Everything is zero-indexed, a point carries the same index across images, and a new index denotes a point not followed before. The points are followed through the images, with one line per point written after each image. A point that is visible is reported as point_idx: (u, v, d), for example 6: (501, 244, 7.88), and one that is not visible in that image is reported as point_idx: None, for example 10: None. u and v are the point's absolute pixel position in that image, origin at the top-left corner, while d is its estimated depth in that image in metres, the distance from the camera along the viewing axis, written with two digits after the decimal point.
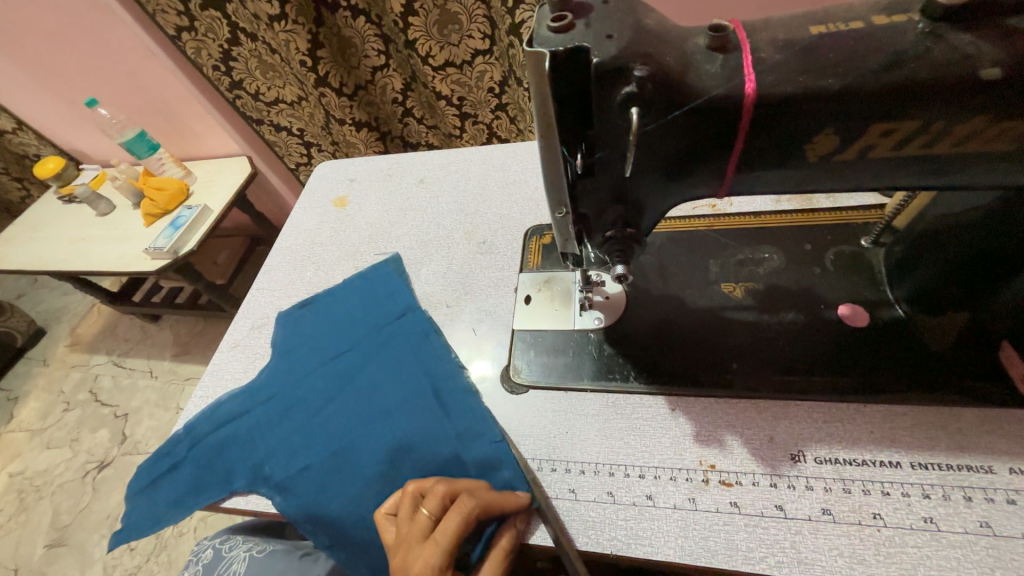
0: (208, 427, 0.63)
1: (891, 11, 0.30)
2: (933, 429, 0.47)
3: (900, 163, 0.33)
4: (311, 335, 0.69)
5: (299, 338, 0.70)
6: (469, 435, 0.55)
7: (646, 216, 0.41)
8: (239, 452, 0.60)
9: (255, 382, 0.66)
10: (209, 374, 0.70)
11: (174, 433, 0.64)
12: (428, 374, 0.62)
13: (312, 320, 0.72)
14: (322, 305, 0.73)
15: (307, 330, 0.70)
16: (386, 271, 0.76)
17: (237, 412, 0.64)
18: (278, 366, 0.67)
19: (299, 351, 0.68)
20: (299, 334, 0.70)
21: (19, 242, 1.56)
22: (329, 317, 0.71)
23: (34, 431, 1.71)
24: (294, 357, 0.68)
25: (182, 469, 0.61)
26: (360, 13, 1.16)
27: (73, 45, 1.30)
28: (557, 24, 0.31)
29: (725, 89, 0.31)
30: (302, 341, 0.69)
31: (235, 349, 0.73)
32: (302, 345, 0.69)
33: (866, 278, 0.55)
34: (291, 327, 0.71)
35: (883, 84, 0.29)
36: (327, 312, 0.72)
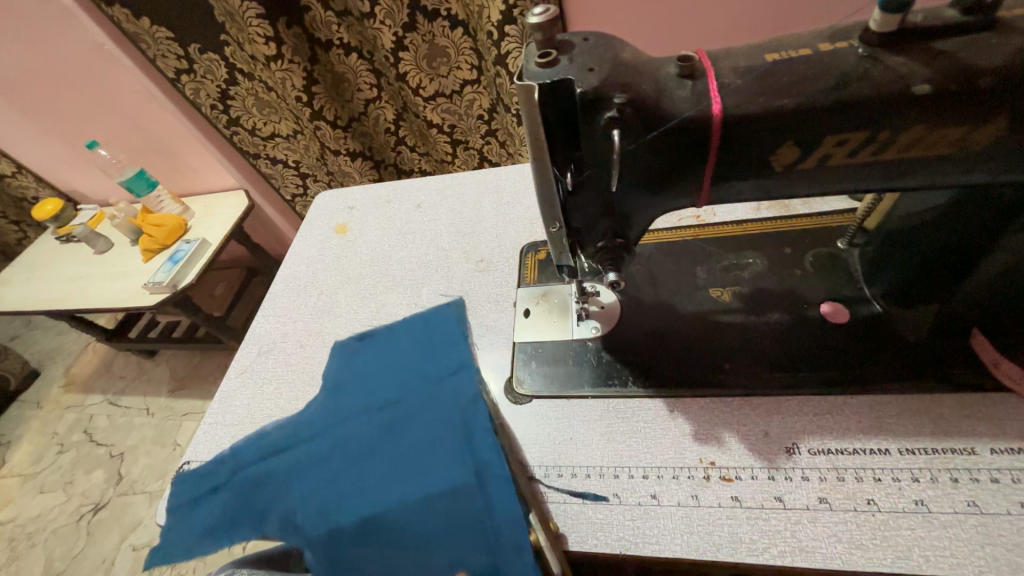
0: (251, 457, 0.63)
1: (835, 39, 0.34)
2: (917, 416, 0.50)
3: (858, 169, 0.37)
4: (362, 381, 0.68)
5: (349, 383, 0.68)
6: (508, 534, 0.51)
7: (634, 228, 0.44)
8: (278, 492, 0.59)
9: (303, 419, 0.66)
10: (248, 401, 0.71)
11: (219, 454, 0.65)
12: (475, 453, 0.57)
13: (363, 363, 0.70)
14: (374, 348, 0.72)
15: (357, 375, 0.69)
16: (443, 316, 0.73)
17: (281, 447, 0.63)
18: (323, 411, 0.66)
19: (346, 397, 0.67)
20: (349, 378, 0.69)
21: (17, 283, 1.57)
22: (381, 362, 0.70)
23: (27, 475, 1.68)
24: (339, 405, 0.66)
25: (217, 495, 0.61)
26: (353, 50, 1.23)
27: (77, 91, 1.35)
28: (543, 61, 0.35)
29: (696, 111, 0.35)
30: (350, 388, 0.68)
31: (277, 380, 0.73)
32: (350, 392, 0.67)
33: (844, 277, 0.59)
34: (345, 364, 0.71)
35: (831, 101, 0.33)
36: (379, 357, 0.71)
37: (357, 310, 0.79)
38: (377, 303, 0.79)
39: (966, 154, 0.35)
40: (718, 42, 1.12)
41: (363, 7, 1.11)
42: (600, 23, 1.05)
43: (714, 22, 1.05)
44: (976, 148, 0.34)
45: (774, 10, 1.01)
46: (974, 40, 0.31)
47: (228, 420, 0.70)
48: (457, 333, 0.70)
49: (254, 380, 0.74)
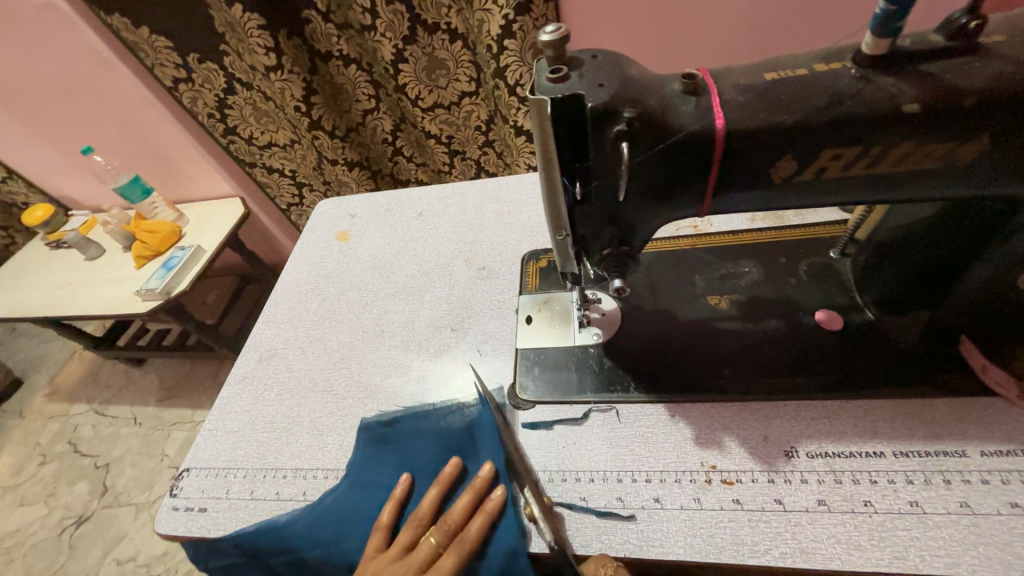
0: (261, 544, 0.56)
1: (829, 60, 0.36)
2: (910, 420, 0.51)
3: (852, 182, 0.39)
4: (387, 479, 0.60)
5: (373, 481, 0.60)
6: None
7: (638, 236, 0.46)
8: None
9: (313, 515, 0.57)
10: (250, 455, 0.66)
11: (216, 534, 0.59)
12: None
13: (390, 454, 0.61)
14: (400, 445, 0.62)
15: (383, 472, 0.60)
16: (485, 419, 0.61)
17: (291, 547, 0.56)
18: (341, 508, 0.58)
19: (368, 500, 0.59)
20: (374, 472, 0.60)
21: (4, 289, 1.55)
22: (411, 462, 0.60)
23: (6, 488, 1.64)
24: (358, 505, 0.58)
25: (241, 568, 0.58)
26: (352, 61, 1.25)
27: (76, 98, 1.36)
28: (554, 76, 0.37)
29: (699, 125, 0.36)
30: (376, 486, 0.59)
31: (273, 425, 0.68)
32: (374, 491, 0.59)
33: (838, 286, 0.61)
34: (370, 454, 0.61)
35: (824, 119, 0.35)
36: (409, 453, 0.61)
37: (355, 316, 0.80)
38: (379, 311, 0.80)
39: (951, 169, 0.37)
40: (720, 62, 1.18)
41: (364, 20, 1.14)
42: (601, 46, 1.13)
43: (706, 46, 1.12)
44: (961, 163, 0.36)
45: (761, 38, 1.09)
46: (957, 64, 0.33)
47: (228, 440, 0.68)
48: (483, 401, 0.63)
49: (252, 392, 0.73)
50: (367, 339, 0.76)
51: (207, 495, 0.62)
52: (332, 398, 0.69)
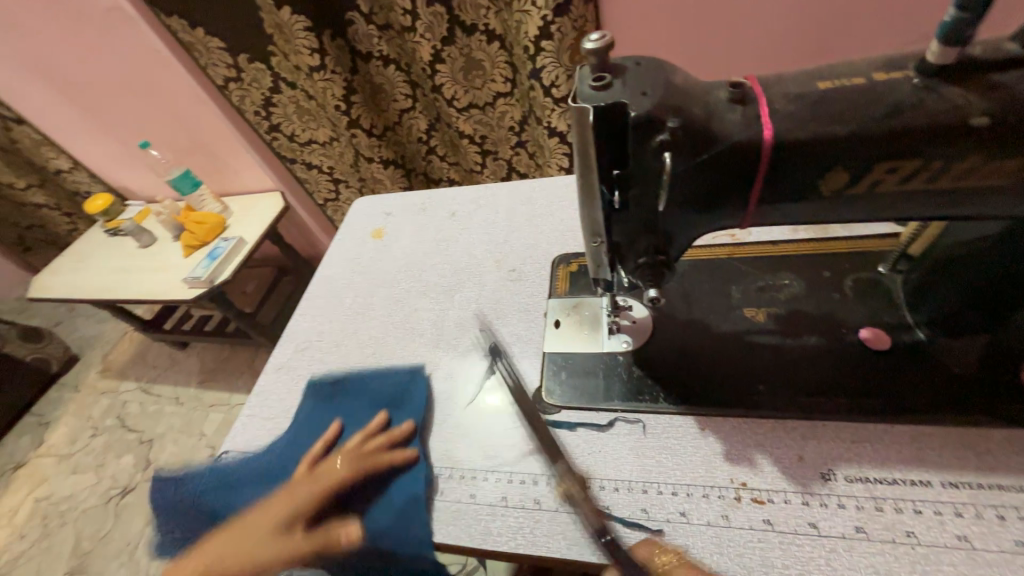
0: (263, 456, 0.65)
1: (889, 68, 0.34)
2: (961, 449, 0.48)
3: (908, 197, 0.37)
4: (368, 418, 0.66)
5: (358, 421, 0.66)
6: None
7: (675, 246, 0.45)
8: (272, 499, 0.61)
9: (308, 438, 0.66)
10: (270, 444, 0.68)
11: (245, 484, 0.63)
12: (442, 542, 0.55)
13: (375, 397, 0.69)
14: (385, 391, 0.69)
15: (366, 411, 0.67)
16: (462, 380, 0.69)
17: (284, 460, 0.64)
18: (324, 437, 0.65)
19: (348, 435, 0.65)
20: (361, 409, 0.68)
21: (68, 272, 1.67)
22: (391, 406, 0.67)
23: (62, 456, 1.77)
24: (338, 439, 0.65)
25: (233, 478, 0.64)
26: (391, 61, 1.28)
27: (137, 96, 1.45)
28: (597, 83, 0.37)
29: (746, 136, 0.36)
30: (357, 422, 0.66)
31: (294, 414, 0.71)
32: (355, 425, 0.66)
33: (885, 303, 0.59)
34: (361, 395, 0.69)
35: (881, 130, 0.33)
36: (391, 398, 0.68)
37: (384, 313, 0.82)
38: (409, 308, 0.82)
39: (1021, 185, 0.35)
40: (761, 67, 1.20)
41: (405, 22, 1.16)
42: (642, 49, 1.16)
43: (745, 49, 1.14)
44: None
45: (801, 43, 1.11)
46: None
47: (257, 428, 0.71)
48: (500, 410, 0.64)
49: (284, 383, 0.76)
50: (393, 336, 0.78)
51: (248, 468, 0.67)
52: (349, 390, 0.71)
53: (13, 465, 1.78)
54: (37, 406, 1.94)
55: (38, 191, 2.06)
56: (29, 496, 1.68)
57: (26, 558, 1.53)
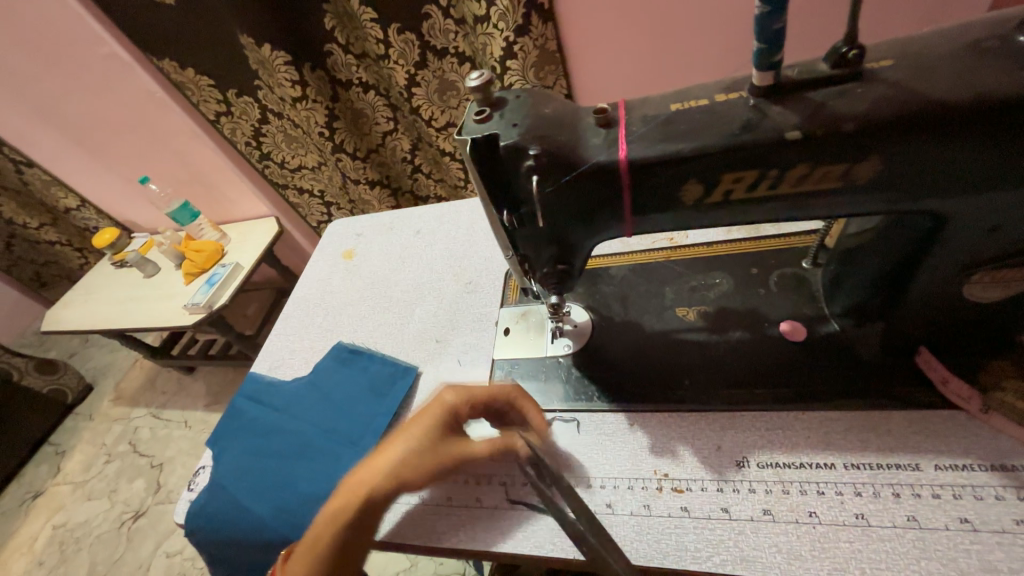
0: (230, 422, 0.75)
1: (729, 90, 0.39)
2: (864, 431, 0.51)
3: (764, 202, 0.41)
4: (322, 394, 0.75)
5: (313, 396, 0.75)
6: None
7: (578, 256, 0.49)
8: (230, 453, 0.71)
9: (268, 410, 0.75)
10: (218, 460, 0.70)
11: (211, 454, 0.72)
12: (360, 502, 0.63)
13: (330, 377, 0.77)
14: (336, 374, 0.77)
15: (320, 388, 0.76)
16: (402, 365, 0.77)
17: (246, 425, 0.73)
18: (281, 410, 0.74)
19: (300, 408, 0.74)
20: (316, 385, 0.77)
21: (76, 304, 1.76)
22: (342, 383, 0.76)
23: (77, 483, 1.84)
24: (294, 410, 0.74)
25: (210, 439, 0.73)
26: (371, 87, 1.35)
27: (135, 136, 1.54)
28: (479, 117, 0.42)
29: (607, 156, 0.39)
30: (310, 398, 0.75)
31: (241, 430, 0.73)
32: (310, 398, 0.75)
33: (806, 297, 0.62)
34: (318, 375, 0.78)
35: (718, 145, 0.37)
36: (343, 377, 0.77)
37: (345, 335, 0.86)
38: (374, 323, 0.86)
39: (853, 186, 0.39)
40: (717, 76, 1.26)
41: (379, 50, 1.22)
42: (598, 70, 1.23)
43: (692, 64, 1.21)
44: (863, 181, 0.38)
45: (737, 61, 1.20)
46: (843, 90, 0.36)
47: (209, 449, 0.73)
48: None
49: (229, 404, 0.77)
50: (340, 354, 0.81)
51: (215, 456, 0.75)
52: (295, 408, 0.74)
53: (32, 493, 1.85)
54: (53, 435, 2.02)
55: (50, 229, 2.17)
56: (46, 523, 1.75)
57: None
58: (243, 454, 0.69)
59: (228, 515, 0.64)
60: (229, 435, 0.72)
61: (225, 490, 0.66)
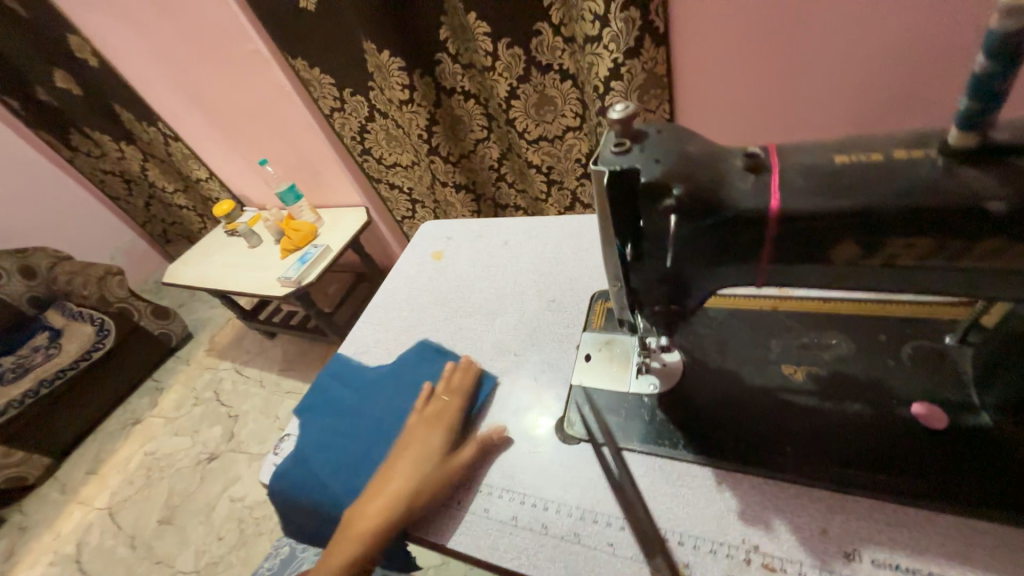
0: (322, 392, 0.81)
1: (913, 146, 0.34)
2: (1018, 553, 0.44)
3: (933, 274, 0.37)
4: (404, 386, 0.78)
5: (394, 385, 0.79)
6: None
7: (693, 297, 0.47)
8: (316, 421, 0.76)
9: (356, 389, 0.80)
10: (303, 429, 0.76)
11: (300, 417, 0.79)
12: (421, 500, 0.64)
13: (413, 370, 0.80)
14: (419, 369, 0.80)
15: (404, 379, 0.79)
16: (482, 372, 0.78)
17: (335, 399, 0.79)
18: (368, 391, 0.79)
19: (383, 395, 0.78)
20: (399, 375, 0.80)
21: (192, 264, 2.01)
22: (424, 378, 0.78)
23: (169, 419, 2.09)
24: (377, 394, 0.78)
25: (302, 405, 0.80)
26: (472, 96, 1.41)
27: (265, 124, 1.73)
28: (618, 149, 0.41)
29: (755, 203, 0.37)
30: (393, 386, 0.79)
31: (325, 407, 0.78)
32: (391, 388, 0.78)
33: (948, 379, 0.55)
34: (403, 366, 0.81)
35: (896, 205, 0.34)
36: (426, 373, 0.79)
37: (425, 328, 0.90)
38: (456, 326, 0.89)
39: None
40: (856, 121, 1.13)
41: (486, 62, 1.27)
42: (713, 103, 1.18)
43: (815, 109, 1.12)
44: None
45: (865, 118, 1.10)
46: None
47: (297, 420, 0.80)
48: (522, 432, 0.68)
49: (318, 381, 0.83)
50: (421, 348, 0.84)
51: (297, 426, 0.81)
52: (375, 394, 0.78)
53: (133, 420, 2.12)
54: (157, 373, 2.31)
55: (182, 195, 2.50)
56: (140, 449, 2.00)
57: (133, 501, 1.82)
58: (325, 428, 0.74)
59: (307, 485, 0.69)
60: (315, 408, 0.78)
61: (305, 461, 0.71)
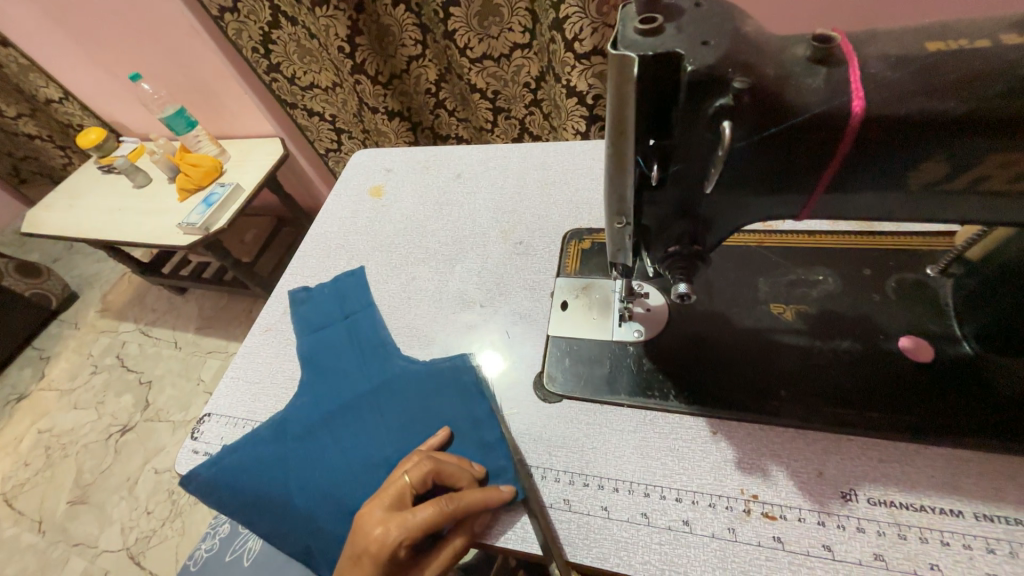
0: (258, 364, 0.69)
1: (1022, 31, 0.30)
2: (1000, 479, 0.45)
3: (1011, 196, 0.35)
4: (353, 351, 0.66)
5: (340, 349, 0.67)
6: None
7: (712, 234, 0.42)
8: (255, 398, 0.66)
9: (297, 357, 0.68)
10: (242, 404, 0.66)
11: (233, 392, 0.67)
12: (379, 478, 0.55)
13: (363, 333, 0.68)
14: (370, 331, 0.68)
15: (351, 343, 0.67)
16: (444, 331, 0.68)
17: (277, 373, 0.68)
18: (309, 359, 0.67)
19: (327, 363, 0.66)
20: (345, 339, 0.68)
21: (58, 208, 1.61)
22: (376, 342, 0.67)
23: (63, 391, 1.78)
24: (320, 363, 0.66)
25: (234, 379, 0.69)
26: (401, 2, 1.14)
27: (122, 23, 1.32)
28: (647, 27, 0.31)
29: (829, 106, 0.32)
30: (339, 352, 0.67)
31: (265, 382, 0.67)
32: (337, 354, 0.66)
33: (931, 310, 0.53)
34: (350, 327, 0.69)
35: (1005, 108, 0.30)
36: (378, 335, 0.68)
37: (359, 292, 0.74)
38: (405, 274, 0.76)
39: None
40: (862, 19, 0.93)
41: None
42: None
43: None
44: None
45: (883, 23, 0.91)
46: None
47: (225, 394, 0.67)
48: (496, 391, 0.60)
49: (254, 351, 0.71)
50: (356, 316, 0.71)
51: (218, 402, 0.67)
52: (317, 362, 0.66)
53: (15, 396, 1.79)
54: (36, 340, 1.93)
55: (30, 120, 1.95)
56: (30, 427, 1.70)
57: (31, 485, 1.57)
58: None
59: (246, 510, 0.54)
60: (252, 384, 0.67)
61: (235, 485, 0.56)
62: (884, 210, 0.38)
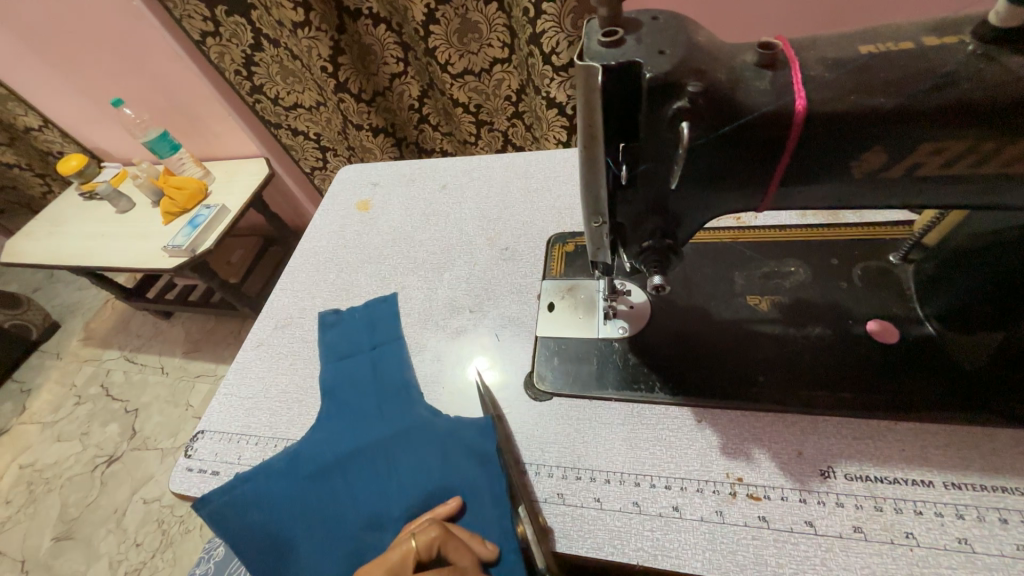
0: (253, 383, 0.70)
1: (942, 33, 0.34)
2: (966, 449, 0.48)
3: (946, 181, 0.38)
4: (380, 384, 0.65)
5: (365, 381, 0.66)
6: None
7: (683, 228, 0.44)
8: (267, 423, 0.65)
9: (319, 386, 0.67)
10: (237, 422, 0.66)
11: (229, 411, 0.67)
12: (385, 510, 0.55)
13: (387, 364, 0.67)
14: (395, 362, 0.67)
15: (375, 374, 0.66)
16: (439, 346, 0.68)
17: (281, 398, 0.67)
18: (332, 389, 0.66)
19: (353, 395, 0.65)
20: (370, 371, 0.67)
21: (39, 237, 1.59)
22: (401, 374, 0.66)
23: (46, 423, 1.73)
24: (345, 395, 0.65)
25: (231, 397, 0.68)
26: (382, 21, 1.18)
27: (103, 50, 1.33)
28: (608, 39, 0.34)
29: (775, 105, 0.35)
30: (364, 384, 0.66)
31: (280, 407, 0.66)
32: (361, 385, 0.65)
33: (896, 294, 0.56)
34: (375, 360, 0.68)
35: (931, 102, 0.33)
36: (402, 367, 0.66)
37: (384, 321, 0.72)
38: (397, 285, 0.77)
39: None
40: (823, 23, 0.97)
41: None
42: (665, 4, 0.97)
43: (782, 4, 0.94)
44: None
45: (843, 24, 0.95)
46: None
47: (219, 412, 0.67)
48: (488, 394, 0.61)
49: (253, 370, 0.71)
50: (383, 347, 0.69)
51: (211, 417, 0.67)
52: (342, 394, 0.65)
53: None
54: (18, 373, 1.89)
55: (8, 150, 1.92)
56: (12, 463, 1.65)
57: (13, 523, 1.52)
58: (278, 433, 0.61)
59: (249, 548, 0.53)
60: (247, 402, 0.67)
61: (241, 514, 0.55)
62: (835, 199, 0.41)
